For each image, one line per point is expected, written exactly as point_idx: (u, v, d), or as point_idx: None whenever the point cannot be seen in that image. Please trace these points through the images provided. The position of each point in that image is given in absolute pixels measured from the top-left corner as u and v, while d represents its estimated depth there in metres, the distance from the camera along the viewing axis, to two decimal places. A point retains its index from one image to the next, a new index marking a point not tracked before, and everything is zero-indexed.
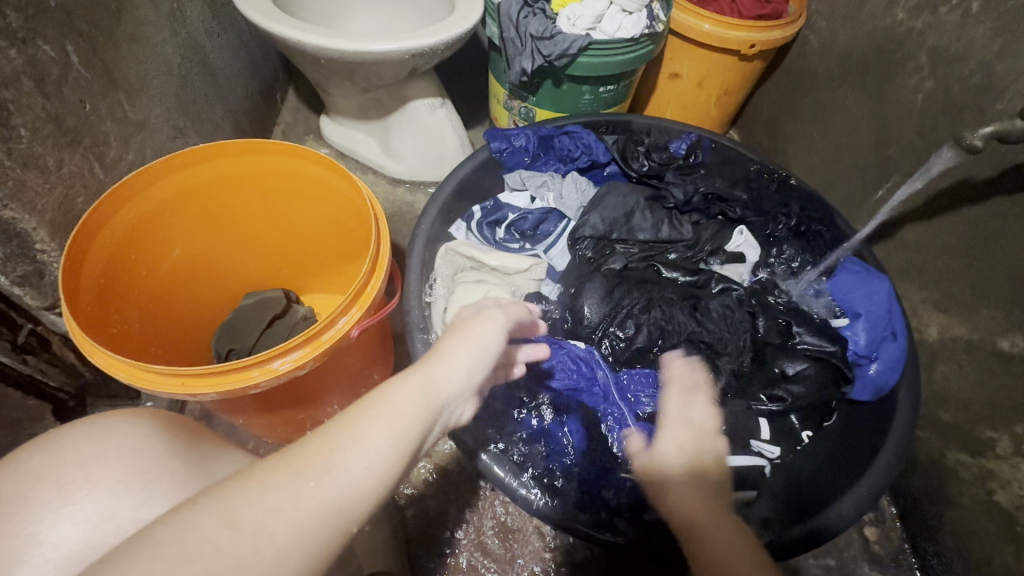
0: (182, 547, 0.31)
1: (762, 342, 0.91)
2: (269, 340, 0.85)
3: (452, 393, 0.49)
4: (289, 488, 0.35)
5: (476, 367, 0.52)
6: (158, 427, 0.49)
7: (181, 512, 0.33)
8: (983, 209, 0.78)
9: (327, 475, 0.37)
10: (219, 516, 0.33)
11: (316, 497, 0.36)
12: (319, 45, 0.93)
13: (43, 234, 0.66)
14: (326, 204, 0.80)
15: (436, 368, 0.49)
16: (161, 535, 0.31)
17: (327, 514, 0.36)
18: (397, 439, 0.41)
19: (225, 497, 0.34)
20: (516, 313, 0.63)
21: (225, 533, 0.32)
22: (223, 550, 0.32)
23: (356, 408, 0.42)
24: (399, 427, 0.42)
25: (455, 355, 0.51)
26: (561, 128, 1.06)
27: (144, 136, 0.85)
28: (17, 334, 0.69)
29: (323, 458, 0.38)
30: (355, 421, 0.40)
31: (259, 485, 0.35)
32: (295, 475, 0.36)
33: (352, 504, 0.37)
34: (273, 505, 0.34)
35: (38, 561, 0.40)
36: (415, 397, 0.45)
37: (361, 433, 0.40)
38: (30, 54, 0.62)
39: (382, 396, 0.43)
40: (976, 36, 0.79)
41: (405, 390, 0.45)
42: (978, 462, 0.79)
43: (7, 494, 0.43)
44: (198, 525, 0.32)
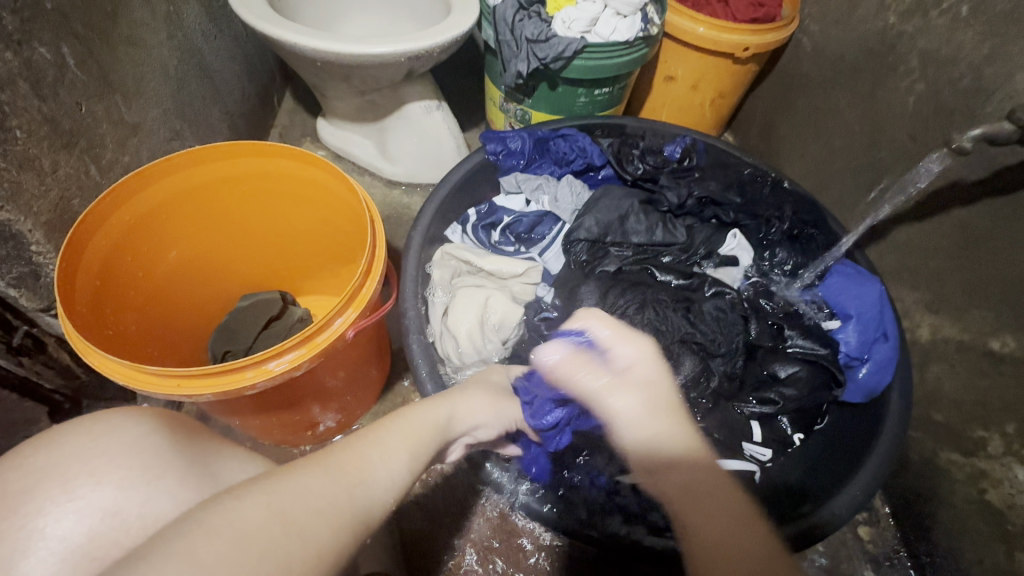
0: (238, 526, 0.34)
1: (753, 344, 0.92)
2: (264, 342, 0.85)
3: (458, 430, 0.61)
4: (330, 486, 0.41)
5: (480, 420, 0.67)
6: (160, 425, 0.49)
7: (227, 503, 0.36)
8: (974, 210, 0.79)
9: (359, 485, 0.43)
10: (267, 508, 0.36)
11: (350, 503, 0.41)
12: (315, 48, 0.94)
13: (38, 236, 0.66)
14: (322, 207, 0.81)
15: (456, 405, 0.63)
16: (214, 520, 0.34)
17: (354, 520, 0.41)
18: (413, 463, 0.50)
19: (267, 491, 0.37)
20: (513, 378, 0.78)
21: (276, 523, 0.35)
22: (275, 537, 0.35)
23: (383, 428, 0.51)
24: (418, 450, 0.52)
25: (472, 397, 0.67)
26: (556, 131, 1.06)
27: (140, 139, 0.85)
28: (13, 335, 0.69)
29: (357, 470, 0.44)
30: (383, 442, 0.48)
31: (301, 483, 0.39)
32: (336, 476, 0.42)
33: (375, 513, 0.43)
34: (313, 505, 0.38)
35: (42, 555, 0.40)
36: (432, 427, 0.56)
37: (388, 452, 0.48)
38: (26, 56, 0.63)
39: (406, 423, 0.53)
40: (965, 40, 0.80)
41: (421, 424, 0.54)
42: (970, 462, 0.79)
43: (11, 489, 0.43)
44: (250, 512, 0.35)
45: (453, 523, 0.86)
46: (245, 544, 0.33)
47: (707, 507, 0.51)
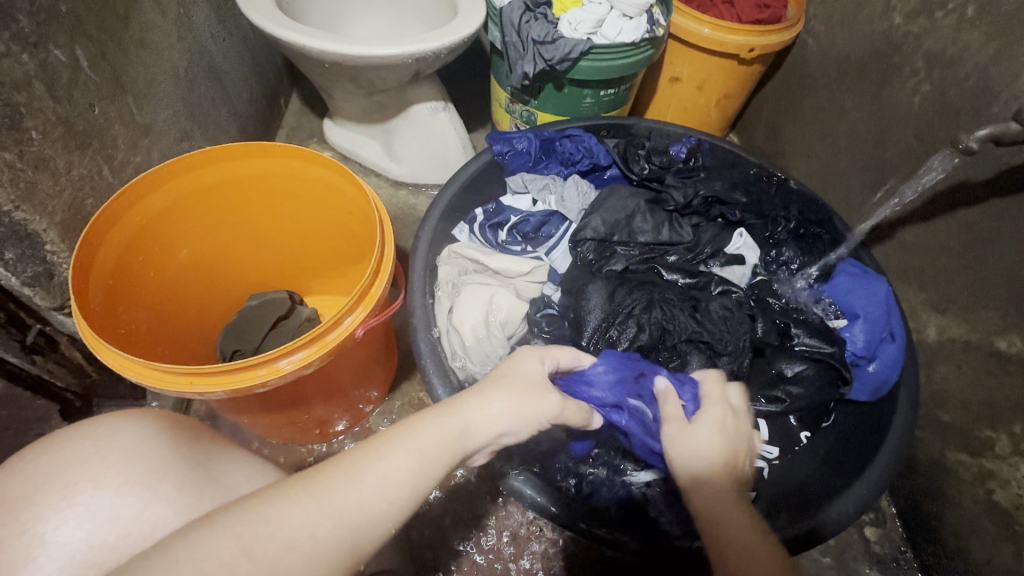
0: (198, 571, 0.35)
1: (761, 342, 0.91)
2: (273, 341, 0.86)
3: (480, 442, 0.50)
4: (308, 520, 0.39)
5: (515, 426, 0.52)
6: (163, 428, 0.50)
7: (205, 531, 0.37)
8: (980, 210, 0.79)
9: (345, 514, 0.41)
10: (238, 545, 0.37)
11: (332, 537, 0.40)
12: (324, 50, 0.94)
13: (52, 236, 0.67)
14: (332, 208, 0.81)
15: (472, 416, 0.50)
16: (181, 555, 0.36)
17: (338, 554, 0.40)
18: (416, 486, 0.44)
19: (243, 524, 0.38)
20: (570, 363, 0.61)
21: (244, 563, 0.36)
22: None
23: (386, 443, 0.45)
24: (423, 472, 0.45)
25: (498, 401, 0.51)
26: (562, 132, 1.07)
27: (151, 140, 0.86)
28: (26, 334, 0.70)
29: (345, 493, 0.41)
30: (382, 461, 0.44)
31: (282, 507, 0.39)
32: (316, 508, 0.40)
33: (363, 544, 0.41)
34: (289, 537, 0.38)
35: (43, 561, 0.42)
36: (444, 443, 0.47)
37: (385, 475, 0.43)
38: (41, 58, 0.63)
39: (414, 436, 0.46)
40: (971, 40, 0.80)
41: (431, 437, 0.47)
42: (977, 462, 0.79)
43: (14, 495, 0.44)
44: (220, 550, 0.36)
45: (460, 522, 0.86)
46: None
47: (726, 506, 0.54)
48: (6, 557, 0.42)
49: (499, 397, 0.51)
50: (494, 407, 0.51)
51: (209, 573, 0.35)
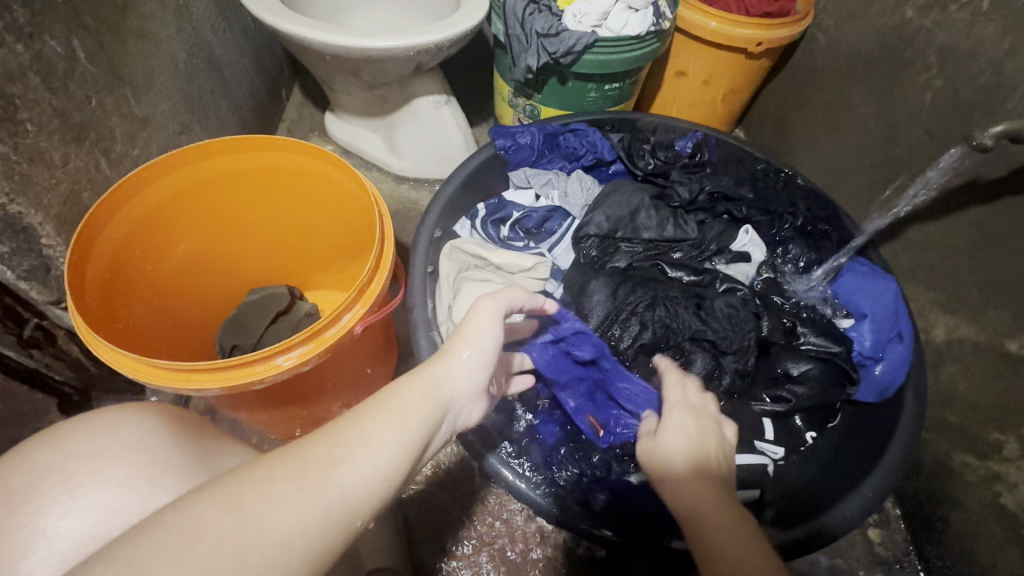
0: (186, 531, 0.32)
1: (767, 342, 0.90)
2: (274, 335, 0.86)
3: (455, 394, 0.51)
4: (296, 478, 0.37)
5: (476, 374, 0.54)
6: (164, 422, 0.49)
7: (186, 503, 0.34)
8: (991, 209, 0.77)
9: (335, 469, 0.38)
10: (224, 504, 0.34)
11: (321, 491, 0.37)
12: (324, 41, 0.93)
13: (48, 229, 0.66)
14: (331, 202, 0.80)
15: (436, 374, 0.51)
16: (169, 522, 0.33)
17: (331, 507, 0.37)
18: (404, 438, 0.43)
19: (230, 487, 0.35)
20: (515, 296, 0.61)
21: (231, 519, 0.33)
22: (227, 533, 0.33)
23: (360, 408, 0.44)
24: (406, 426, 0.44)
25: (460, 358, 0.54)
26: (567, 126, 1.05)
27: (150, 132, 0.85)
28: (23, 328, 0.70)
29: (329, 451, 0.39)
30: (363, 419, 0.43)
31: (267, 472, 0.37)
32: (301, 466, 0.38)
33: (357, 500, 0.38)
34: (276, 494, 0.36)
35: (44, 553, 0.40)
36: (417, 397, 0.47)
37: (370, 432, 0.42)
38: (36, 49, 0.62)
39: (388, 399, 0.46)
40: (986, 35, 0.78)
41: (407, 391, 0.47)
42: (984, 464, 0.78)
43: (15, 488, 0.43)
44: (204, 510, 0.34)
45: (460, 522, 0.85)
46: (198, 544, 0.32)
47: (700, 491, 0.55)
48: (7, 550, 0.41)
49: (458, 349, 0.54)
50: (458, 365, 0.53)
51: (194, 530, 0.32)
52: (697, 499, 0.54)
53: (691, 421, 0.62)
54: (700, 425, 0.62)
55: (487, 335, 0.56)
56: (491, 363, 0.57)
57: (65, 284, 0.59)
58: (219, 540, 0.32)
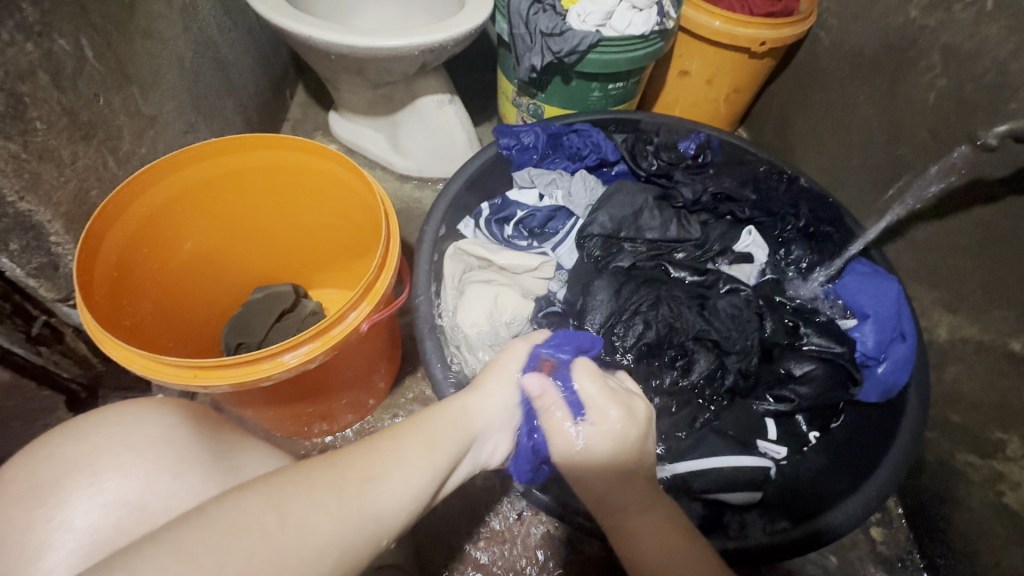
0: (232, 525, 0.33)
1: (769, 342, 0.91)
2: (279, 333, 0.86)
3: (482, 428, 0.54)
4: (334, 488, 0.38)
5: (504, 411, 0.58)
6: (186, 418, 0.50)
7: (234, 495, 0.36)
8: (995, 209, 0.78)
9: (370, 483, 0.40)
10: (267, 502, 0.35)
11: (358, 502, 0.38)
12: (329, 41, 0.93)
13: (58, 227, 0.67)
14: (337, 200, 0.81)
15: (468, 406, 0.54)
16: (217, 514, 0.34)
17: (364, 522, 0.38)
18: (434, 466, 0.45)
19: (276, 487, 0.37)
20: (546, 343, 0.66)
21: (273, 518, 0.34)
22: (270, 534, 0.34)
23: (399, 429, 0.47)
24: (437, 454, 0.46)
25: (492, 393, 0.57)
26: (570, 126, 1.06)
27: (156, 131, 0.85)
28: (31, 325, 0.70)
29: (369, 466, 0.41)
30: (401, 441, 0.45)
31: (309, 479, 0.38)
32: (340, 477, 0.39)
33: (387, 517, 0.40)
34: (316, 499, 0.37)
35: (70, 547, 0.40)
36: (450, 424, 0.50)
37: (405, 453, 0.44)
38: (45, 48, 0.63)
39: (424, 426, 0.48)
40: (990, 34, 0.78)
41: (441, 419, 0.50)
42: (987, 464, 0.78)
43: (42, 480, 0.43)
44: (251, 507, 0.35)
45: (464, 521, 0.86)
46: (242, 538, 0.33)
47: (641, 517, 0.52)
48: (32, 541, 0.40)
49: (490, 385, 0.58)
50: (487, 400, 0.56)
51: (241, 525, 0.33)
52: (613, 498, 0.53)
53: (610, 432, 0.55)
54: (620, 437, 0.55)
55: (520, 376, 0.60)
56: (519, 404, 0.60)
57: (76, 283, 0.60)
58: (262, 539, 0.33)
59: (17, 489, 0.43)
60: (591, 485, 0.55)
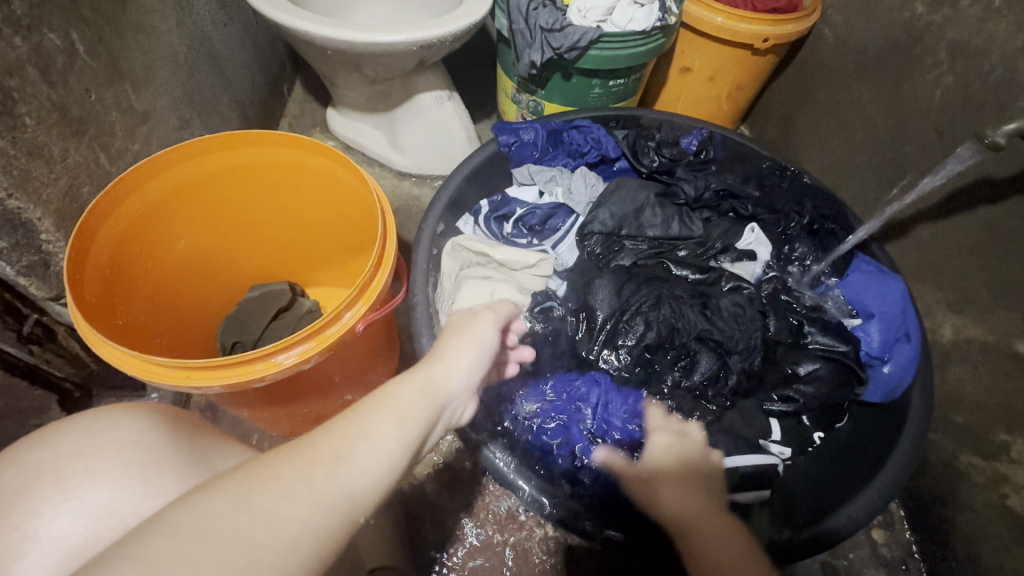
0: (197, 527, 0.31)
1: (773, 340, 0.90)
2: (274, 334, 0.85)
3: (452, 392, 0.51)
4: (301, 476, 0.36)
5: (472, 374, 0.55)
6: (159, 423, 0.49)
7: (197, 497, 0.33)
8: (1001, 208, 0.76)
9: (339, 465, 0.38)
10: (232, 500, 0.33)
11: (329, 486, 0.37)
12: (326, 36, 0.92)
13: (48, 225, 0.66)
14: (333, 198, 0.80)
15: (434, 372, 0.51)
16: (179, 519, 0.31)
17: (337, 503, 0.37)
18: (403, 433, 0.43)
19: (237, 483, 0.35)
20: (505, 311, 0.65)
21: (242, 515, 0.33)
22: (240, 531, 0.32)
23: (361, 404, 0.44)
24: (406, 423, 0.44)
25: (456, 358, 0.54)
26: (571, 122, 1.04)
27: (150, 127, 0.84)
28: (23, 324, 0.69)
29: (334, 446, 0.39)
30: (361, 415, 0.42)
31: (273, 474, 0.36)
32: (305, 463, 0.37)
33: (362, 497, 0.38)
34: (283, 490, 0.35)
35: (37, 556, 0.39)
36: (417, 392, 0.47)
37: (371, 428, 0.41)
38: (34, 42, 0.62)
39: (387, 395, 0.45)
40: (998, 31, 0.77)
41: (406, 387, 0.47)
42: (991, 466, 0.77)
43: (7, 489, 0.42)
44: (215, 507, 0.33)
45: (462, 523, 0.85)
46: (210, 542, 0.31)
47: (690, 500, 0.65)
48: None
49: (456, 349, 0.55)
50: (455, 365, 0.53)
51: (207, 526, 0.32)
52: (684, 508, 0.64)
53: (676, 442, 0.74)
54: (687, 448, 0.73)
55: (486, 337, 0.58)
56: (487, 365, 0.58)
57: (64, 281, 0.59)
58: (234, 536, 0.32)
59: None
60: (678, 499, 0.65)
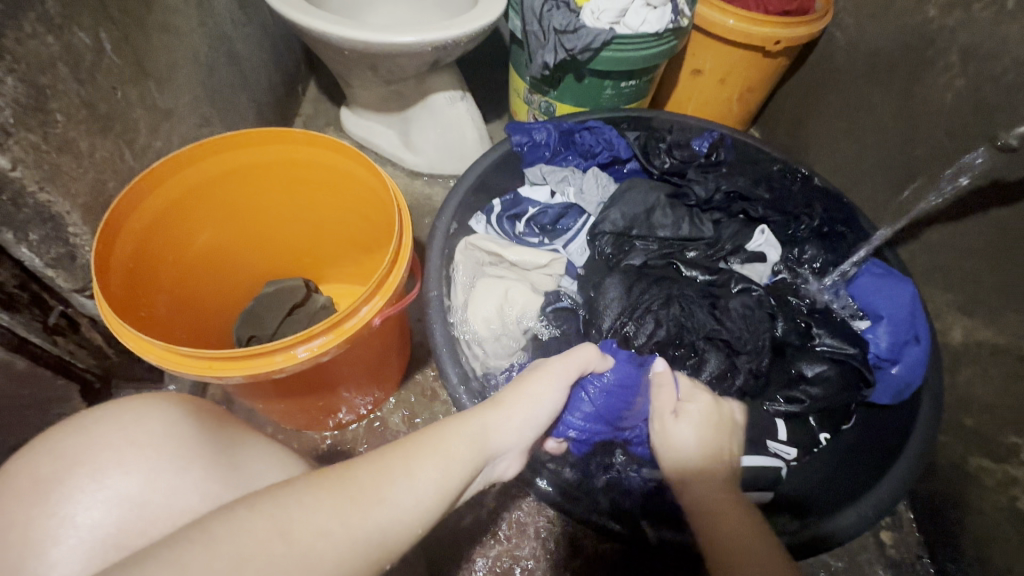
0: (234, 548, 0.32)
1: (782, 342, 0.91)
2: (289, 327, 0.86)
3: (500, 446, 0.52)
4: (342, 509, 0.37)
5: (526, 430, 0.56)
6: (188, 414, 0.50)
7: (238, 512, 0.35)
8: (1013, 210, 0.77)
9: (379, 506, 0.39)
10: (273, 524, 0.34)
11: (364, 524, 0.37)
12: (344, 36, 0.94)
13: (76, 218, 0.68)
14: (350, 196, 0.81)
15: (489, 423, 0.52)
16: (218, 534, 0.33)
17: (369, 547, 0.37)
18: (445, 483, 0.44)
19: (280, 506, 0.36)
20: (584, 363, 0.66)
21: (278, 542, 0.34)
22: (275, 560, 0.33)
23: (415, 443, 0.45)
24: (449, 473, 0.44)
25: (514, 411, 0.55)
26: (583, 123, 1.05)
27: (172, 125, 0.86)
28: (48, 315, 0.71)
29: (377, 486, 0.40)
30: (413, 457, 0.43)
31: (311, 502, 0.36)
32: (348, 497, 0.38)
33: (393, 540, 0.39)
34: (319, 525, 0.35)
35: (73, 542, 0.41)
36: (468, 443, 0.48)
37: (414, 472, 0.42)
38: (65, 41, 0.63)
39: (442, 441, 0.46)
40: (1010, 35, 0.77)
41: (459, 435, 0.48)
42: (1001, 468, 0.78)
43: (43, 475, 0.44)
44: (253, 527, 0.34)
45: (472, 518, 0.86)
46: (240, 556, 0.32)
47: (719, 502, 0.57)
48: (35, 537, 0.41)
49: (513, 401, 0.56)
50: (506, 420, 0.53)
51: (243, 546, 0.32)
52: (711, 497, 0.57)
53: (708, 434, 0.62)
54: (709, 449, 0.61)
55: (545, 395, 0.58)
56: (541, 424, 0.58)
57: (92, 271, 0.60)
58: (269, 561, 0.33)
59: (20, 484, 0.43)
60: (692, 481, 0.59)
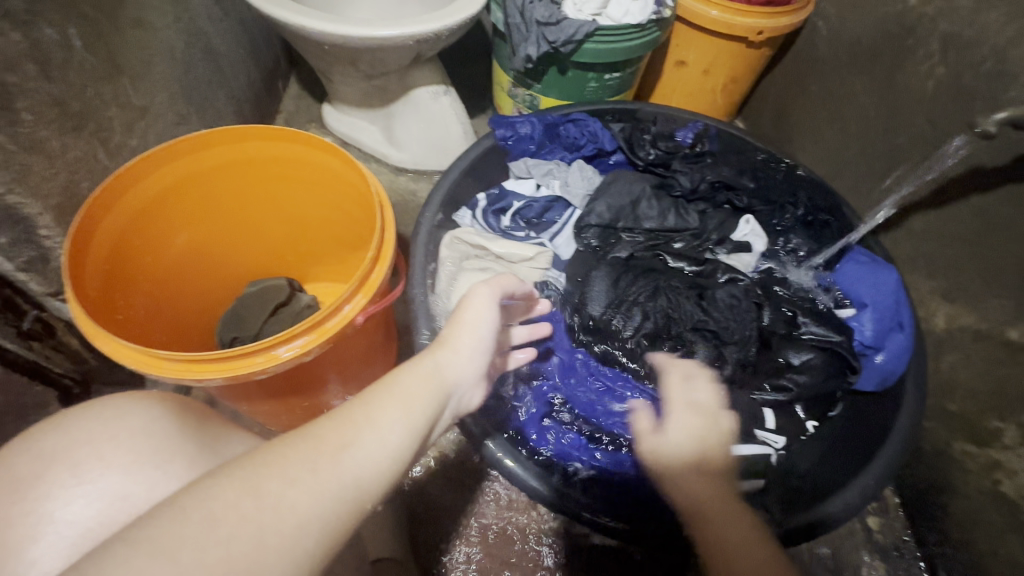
0: (206, 514, 0.32)
1: (768, 331, 0.91)
2: (273, 327, 0.85)
3: (458, 378, 0.51)
4: (311, 461, 0.36)
5: (477, 362, 0.54)
6: (169, 410, 0.49)
7: (207, 484, 0.34)
8: (994, 196, 0.77)
9: (347, 451, 0.38)
10: (241, 487, 0.33)
11: (337, 473, 0.36)
12: (322, 30, 0.92)
13: (48, 220, 0.66)
14: (333, 193, 0.80)
15: (440, 360, 0.50)
16: (187, 505, 0.32)
17: (345, 491, 0.36)
18: (409, 418, 0.43)
19: (248, 470, 0.35)
20: (508, 291, 0.64)
21: (251, 502, 0.33)
22: (248, 517, 0.32)
23: (370, 392, 0.44)
24: (412, 409, 0.43)
25: (460, 346, 0.53)
26: (567, 116, 1.04)
27: (148, 123, 0.84)
28: (23, 320, 0.69)
29: (341, 433, 0.39)
30: (371, 403, 0.42)
31: (278, 465, 0.35)
32: (316, 450, 0.37)
33: (372, 482, 0.38)
34: (291, 476, 0.35)
35: (53, 539, 0.40)
36: (424, 380, 0.47)
37: (377, 416, 0.41)
38: (32, 37, 0.62)
39: (393, 385, 0.45)
40: (989, 22, 0.78)
41: (412, 376, 0.47)
42: (984, 453, 0.79)
43: (22, 474, 0.43)
44: (225, 496, 0.33)
45: (461, 516, 0.85)
46: (217, 528, 0.31)
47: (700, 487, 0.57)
48: (14, 534, 0.40)
49: (454, 334, 0.54)
50: (459, 353, 0.52)
51: (215, 514, 0.32)
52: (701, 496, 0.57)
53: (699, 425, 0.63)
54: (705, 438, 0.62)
55: (485, 322, 0.56)
56: (489, 352, 0.57)
57: (63, 274, 0.58)
58: (242, 523, 0.32)
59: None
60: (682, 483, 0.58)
